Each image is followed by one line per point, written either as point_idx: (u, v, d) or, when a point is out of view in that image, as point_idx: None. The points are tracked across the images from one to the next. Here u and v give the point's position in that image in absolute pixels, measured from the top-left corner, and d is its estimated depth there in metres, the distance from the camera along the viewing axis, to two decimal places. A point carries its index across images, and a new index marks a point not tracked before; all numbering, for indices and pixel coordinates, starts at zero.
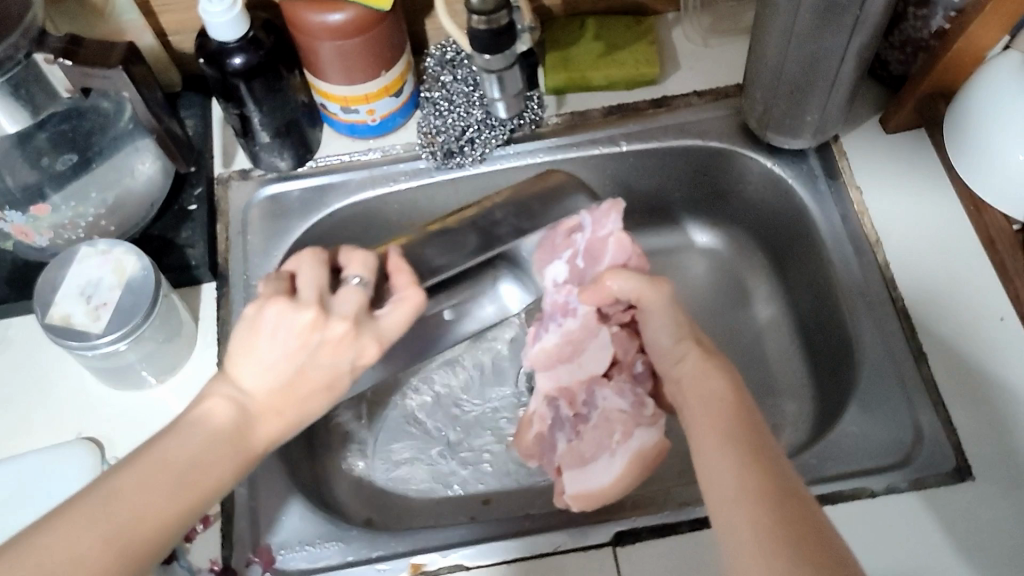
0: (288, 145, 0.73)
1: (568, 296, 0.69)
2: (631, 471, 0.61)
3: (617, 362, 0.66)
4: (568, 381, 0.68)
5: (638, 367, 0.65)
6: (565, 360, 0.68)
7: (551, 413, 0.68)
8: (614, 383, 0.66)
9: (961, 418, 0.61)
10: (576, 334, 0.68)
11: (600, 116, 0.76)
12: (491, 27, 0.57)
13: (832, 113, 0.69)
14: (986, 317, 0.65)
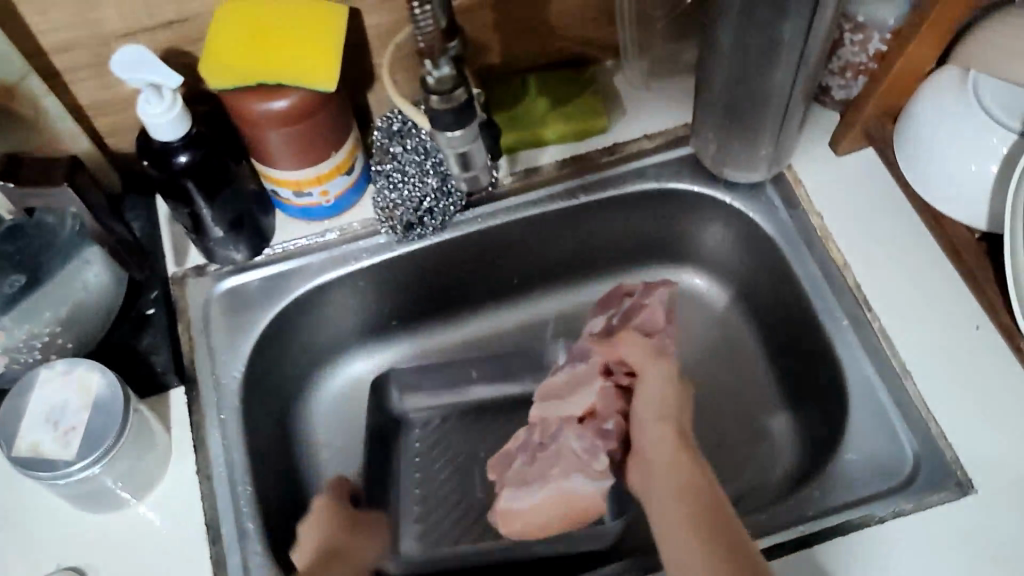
0: (242, 237, 0.71)
1: (585, 344, 0.71)
2: (553, 508, 0.64)
3: (594, 413, 0.67)
4: (549, 412, 0.69)
5: (609, 425, 0.66)
6: (559, 395, 0.69)
7: (522, 434, 0.69)
8: (584, 428, 0.66)
9: (956, 432, 0.61)
10: (579, 374, 0.69)
11: (554, 170, 0.75)
12: None
13: (784, 144, 0.70)
14: (963, 328, 0.65)
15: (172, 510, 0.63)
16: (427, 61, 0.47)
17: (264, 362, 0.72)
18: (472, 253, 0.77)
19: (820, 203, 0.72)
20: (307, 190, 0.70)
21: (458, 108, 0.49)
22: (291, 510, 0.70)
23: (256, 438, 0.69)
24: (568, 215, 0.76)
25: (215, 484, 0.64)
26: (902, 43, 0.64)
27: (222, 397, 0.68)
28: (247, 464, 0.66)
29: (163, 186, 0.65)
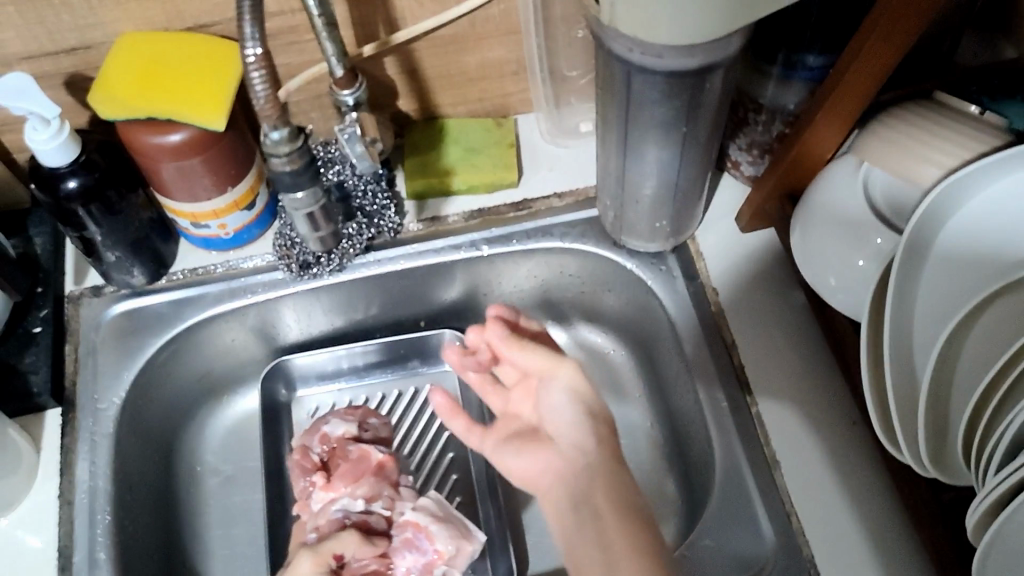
0: (138, 261, 0.71)
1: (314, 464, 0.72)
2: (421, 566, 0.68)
3: (319, 521, 0.69)
4: (332, 521, 0.69)
5: (344, 514, 0.70)
6: (321, 506, 0.70)
7: (342, 516, 0.70)
8: (329, 519, 0.69)
9: (815, 528, 0.61)
10: (324, 491, 0.71)
11: (460, 220, 0.76)
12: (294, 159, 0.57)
13: (682, 216, 0.69)
14: (839, 420, 0.64)
15: (33, 532, 0.64)
16: (267, 124, 0.54)
17: (149, 387, 0.72)
18: (375, 294, 0.78)
19: (717, 279, 0.71)
20: (205, 222, 0.70)
21: (295, 170, 0.57)
22: (160, 541, 0.70)
23: (127, 464, 0.69)
24: (471, 265, 0.77)
25: (75, 510, 0.64)
26: (803, 126, 0.63)
27: (97, 422, 0.68)
28: (111, 493, 0.66)
29: (52, 211, 0.65)
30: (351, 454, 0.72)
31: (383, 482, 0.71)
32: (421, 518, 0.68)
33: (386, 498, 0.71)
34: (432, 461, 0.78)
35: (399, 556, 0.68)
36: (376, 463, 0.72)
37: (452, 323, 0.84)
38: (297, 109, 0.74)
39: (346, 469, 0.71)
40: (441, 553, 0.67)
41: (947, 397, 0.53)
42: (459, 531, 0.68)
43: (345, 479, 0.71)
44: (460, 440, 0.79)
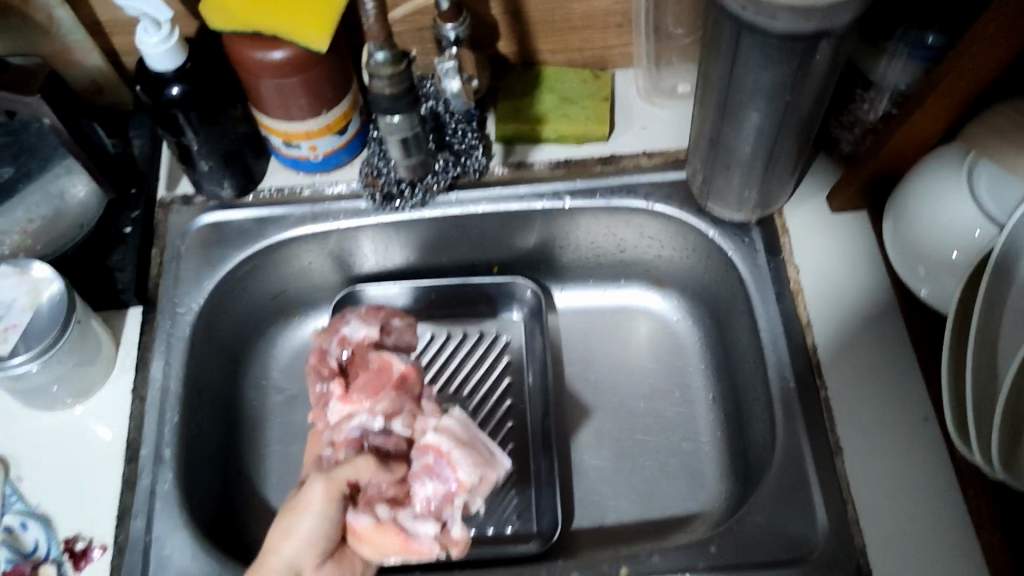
0: (229, 175, 0.72)
1: (329, 371, 0.70)
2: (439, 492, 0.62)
3: (330, 440, 0.65)
4: (342, 437, 0.65)
5: (354, 432, 0.65)
6: (331, 424, 0.67)
7: (354, 433, 0.65)
8: (339, 443, 0.65)
9: (871, 518, 0.59)
10: (342, 401, 0.67)
11: (545, 169, 0.76)
12: (391, 90, 0.56)
13: (772, 188, 0.68)
14: (911, 415, 0.62)
15: (105, 421, 0.66)
16: (372, 43, 0.54)
17: (226, 299, 0.74)
18: (454, 233, 0.78)
19: (801, 257, 0.70)
20: (297, 143, 0.71)
21: (395, 94, 0.57)
22: (219, 447, 0.72)
23: (199, 369, 0.70)
24: (552, 216, 0.76)
25: (146, 407, 0.66)
26: (911, 108, 0.61)
27: (175, 325, 0.70)
28: (180, 394, 0.67)
29: (154, 114, 0.66)
30: (371, 364, 0.70)
31: (405, 396, 0.68)
32: (443, 442, 0.64)
33: (407, 414, 0.67)
34: (490, 406, 0.79)
35: (418, 482, 0.62)
36: (398, 375, 0.69)
37: (525, 274, 0.84)
38: (398, 41, 0.75)
39: (365, 378, 0.69)
40: (462, 481, 0.62)
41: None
42: (483, 459, 0.64)
43: (365, 390, 0.68)
44: (519, 389, 0.80)
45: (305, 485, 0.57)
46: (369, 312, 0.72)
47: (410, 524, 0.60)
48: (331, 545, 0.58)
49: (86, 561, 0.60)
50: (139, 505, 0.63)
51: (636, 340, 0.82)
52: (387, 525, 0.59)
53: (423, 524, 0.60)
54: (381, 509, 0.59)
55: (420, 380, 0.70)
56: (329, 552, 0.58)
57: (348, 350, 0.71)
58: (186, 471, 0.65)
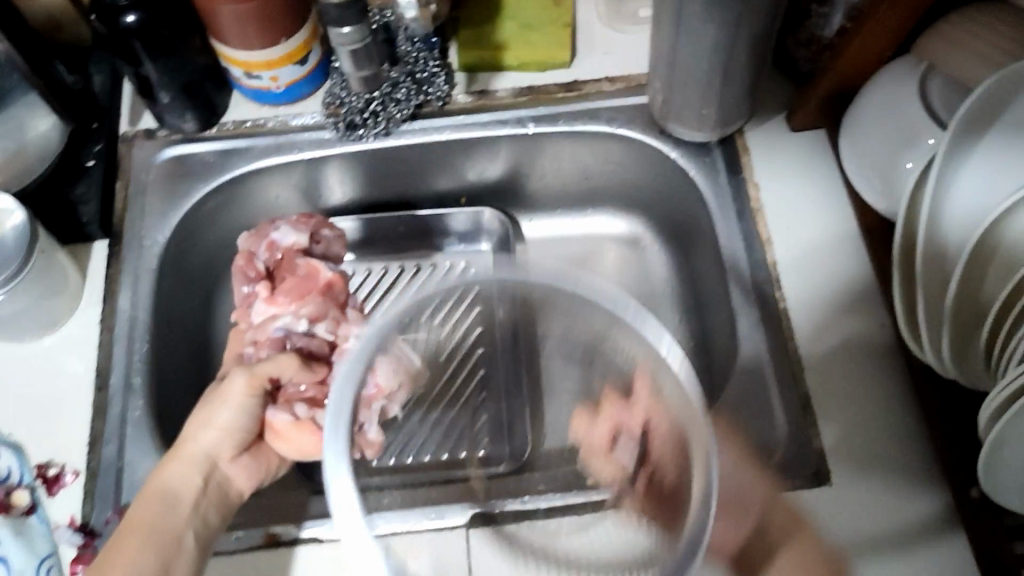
0: (191, 107, 0.72)
1: (255, 275, 0.71)
2: None
3: (256, 339, 0.69)
4: (268, 336, 0.69)
5: (276, 331, 0.69)
6: (252, 323, 0.71)
7: (279, 332, 0.69)
8: (262, 342, 0.69)
9: (829, 423, 0.61)
10: (264, 301, 0.70)
11: (509, 96, 0.76)
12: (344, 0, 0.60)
13: (730, 107, 0.69)
14: (867, 324, 0.64)
15: (74, 351, 0.67)
16: None
17: (195, 231, 0.75)
18: (419, 162, 0.78)
19: (760, 176, 0.71)
20: (258, 73, 0.71)
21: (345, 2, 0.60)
22: (190, 378, 0.73)
23: (167, 301, 0.71)
24: (516, 142, 0.76)
25: (115, 336, 0.67)
26: (863, 20, 0.61)
27: (141, 257, 0.70)
28: (149, 324, 0.68)
29: (110, 43, 0.66)
30: (299, 270, 0.72)
31: (329, 301, 0.71)
32: (364, 347, 0.68)
33: (331, 319, 0.71)
34: (459, 335, 0.80)
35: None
36: (324, 283, 0.72)
37: (492, 204, 0.85)
38: None
39: (292, 284, 0.71)
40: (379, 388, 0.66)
41: (976, 294, 0.54)
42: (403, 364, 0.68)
43: (290, 294, 0.71)
44: (489, 319, 0.80)
45: (226, 379, 0.63)
46: (303, 219, 0.74)
47: (326, 423, 0.64)
48: (247, 437, 0.63)
49: (58, 486, 0.61)
50: (111, 431, 0.63)
51: (604, 267, 0.83)
52: (303, 423, 0.63)
53: None
54: (298, 407, 0.64)
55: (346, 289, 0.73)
56: (246, 445, 0.64)
57: (277, 254, 0.72)
58: (156, 398, 0.66)
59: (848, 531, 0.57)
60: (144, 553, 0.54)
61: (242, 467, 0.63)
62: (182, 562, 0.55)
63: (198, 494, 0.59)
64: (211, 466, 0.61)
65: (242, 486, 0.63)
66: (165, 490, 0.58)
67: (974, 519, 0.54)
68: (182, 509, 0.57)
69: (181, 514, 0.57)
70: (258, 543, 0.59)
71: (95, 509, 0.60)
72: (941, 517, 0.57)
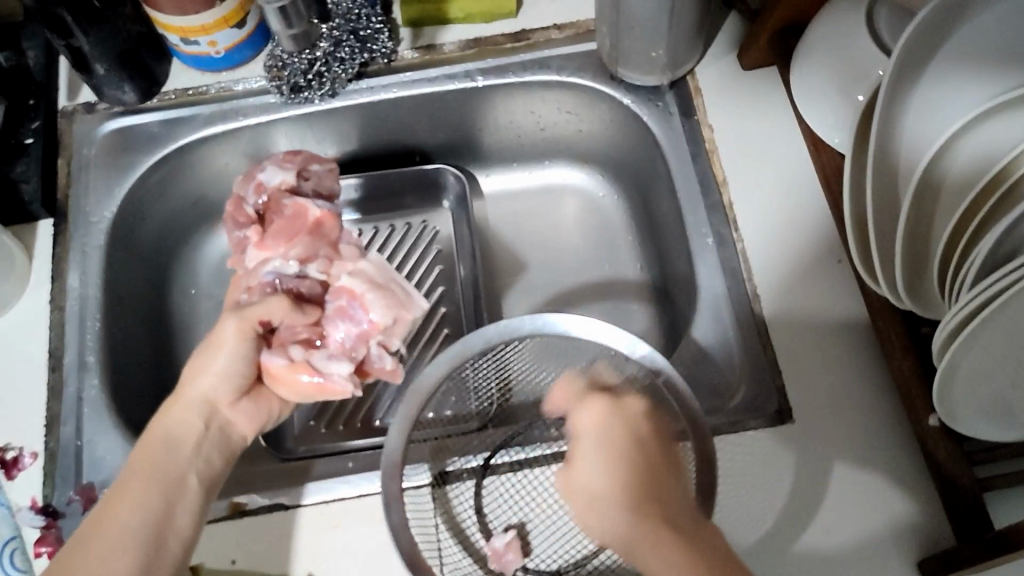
0: (128, 78, 0.70)
1: (242, 230, 0.68)
2: (354, 334, 0.64)
3: (247, 286, 0.66)
4: (261, 280, 0.65)
5: (266, 275, 0.65)
6: (243, 271, 0.67)
7: (268, 278, 0.65)
8: (255, 288, 0.65)
9: (789, 361, 0.61)
10: (255, 242, 0.67)
11: (456, 50, 0.74)
12: None
13: (679, 49, 0.68)
14: (824, 260, 0.64)
15: (25, 333, 0.66)
16: None
17: (143, 206, 0.73)
18: (370, 122, 0.77)
19: (714, 116, 0.70)
20: (195, 39, 0.69)
21: None
22: (149, 353, 0.72)
23: (118, 277, 0.70)
24: (466, 97, 0.75)
25: (66, 316, 0.66)
26: None
27: (88, 234, 0.69)
28: (101, 301, 0.67)
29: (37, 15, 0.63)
30: (287, 210, 0.67)
31: (321, 241, 0.67)
32: (356, 285, 0.66)
33: (323, 258, 0.67)
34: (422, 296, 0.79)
35: (332, 325, 0.65)
36: (313, 221, 0.67)
37: (448, 161, 0.83)
38: None
39: (279, 226, 0.67)
40: (376, 321, 0.64)
41: (928, 224, 0.53)
42: (397, 301, 0.66)
43: (278, 237, 0.67)
44: (452, 278, 0.80)
45: (218, 325, 0.60)
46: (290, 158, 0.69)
47: (322, 363, 0.62)
48: (244, 381, 0.62)
49: (18, 468, 0.61)
50: (68, 411, 0.62)
51: (565, 218, 0.82)
52: (300, 366, 0.61)
53: (336, 363, 0.62)
54: (292, 347, 0.62)
55: (337, 225, 0.69)
56: (246, 390, 0.62)
57: (264, 196, 0.68)
58: (112, 376, 0.65)
59: (810, 465, 0.57)
60: (148, 489, 0.53)
61: (244, 410, 0.62)
62: (188, 501, 0.54)
63: (201, 437, 0.58)
64: (211, 413, 0.60)
65: (245, 429, 0.62)
66: (168, 433, 0.57)
67: (934, 447, 0.54)
68: (185, 451, 0.56)
69: (184, 456, 0.56)
70: (223, 513, 0.59)
71: (56, 490, 0.60)
72: (903, 449, 0.57)
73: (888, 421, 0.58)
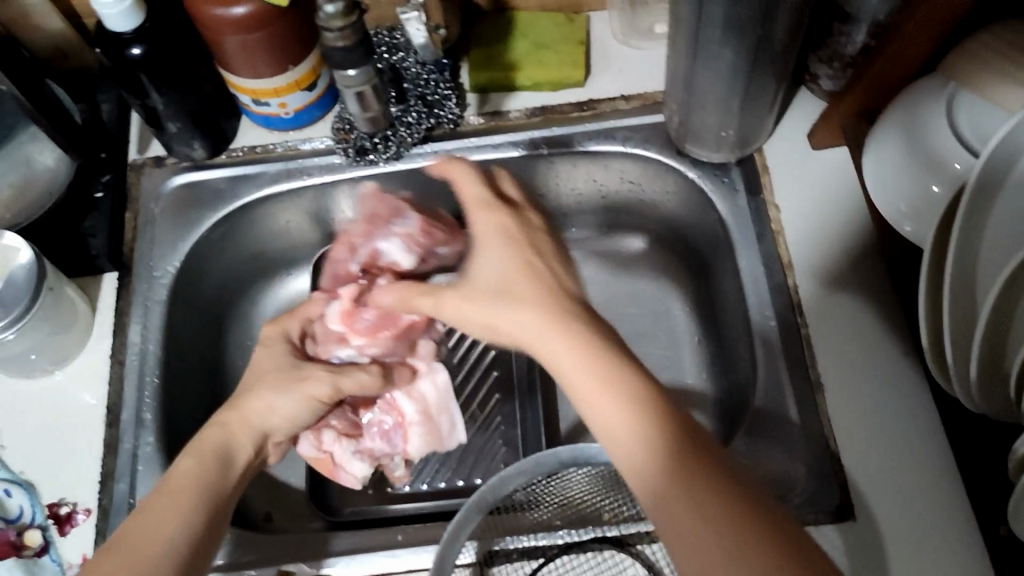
0: (199, 136, 0.72)
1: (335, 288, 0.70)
2: (382, 447, 0.70)
3: (313, 337, 0.68)
4: (329, 336, 0.69)
5: (344, 348, 0.69)
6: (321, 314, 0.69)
7: (342, 352, 0.69)
8: (324, 348, 0.68)
9: (852, 456, 0.59)
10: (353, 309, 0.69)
11: (522, 117, 0.74)
12: (345, 44, 0.56)
13: (749, 128, 0.67)
14: (892, 352, 0.62)
15: (87, 385, 0.66)
16: None
17: (204, 260, 0.74)
18: (433, 185, 0.77)
19: (781, 196, 0.69)
20: (266, 100, 0.70)
21: (348, 46, 0.56)
22: (203, 408, 0.72)
23: (178, 332, 0.70)
24: (529, 164, 0.75)
25: (126, 371, 0.66)
26: (891, 39, 0.60)
27: (152, 288, 0.70)
28: (160, 357, 0.67)
29: (118, 77, 0.65)
30: (386, 304, 0.70)
31: (401, 343, 0.71)
32: (411, 414, 0.70)
33: (396, 360, 0.71)
34: (474, 357, 0.78)
35: (370, 433, 0.69)
36: (405, 325, 0.70)
37: None
38: None
39: (378, 315, 0.70)
40: (408, 453, 0.71)
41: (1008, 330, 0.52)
42: (435, 439, 0.71)
43: (373, 325, 0.70)
44: None
45: (309, 375, 0.60)
46: (375, 228, 0.74)
47: (345, 461, 0.68)
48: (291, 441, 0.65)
49: (70, 525, 0.61)
50: (123, 468, 0.63)
51: (622, 286, 0.81)
52: (322, 460, 0.67)
53: (356, 465, 0.68)
54: (327, 434, 0.67)
55: (422, 329, 0.72)
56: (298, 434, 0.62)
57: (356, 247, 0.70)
58: (167, 433, 0.65)
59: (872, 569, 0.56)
60: (188, 500, 0.51)
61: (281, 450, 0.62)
62: (221, 524, 0.52)
63: (247, 466, 0.56)
64: (263, 446, 0.58)
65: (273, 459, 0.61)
66: (221, 450, 0.55)
67: None
68: (231, 472, 0.55)
69: (230, 479, 0.54)
70: None
71: None
72: (970, 557, 0.55)
73: (954, 528, 0.56)
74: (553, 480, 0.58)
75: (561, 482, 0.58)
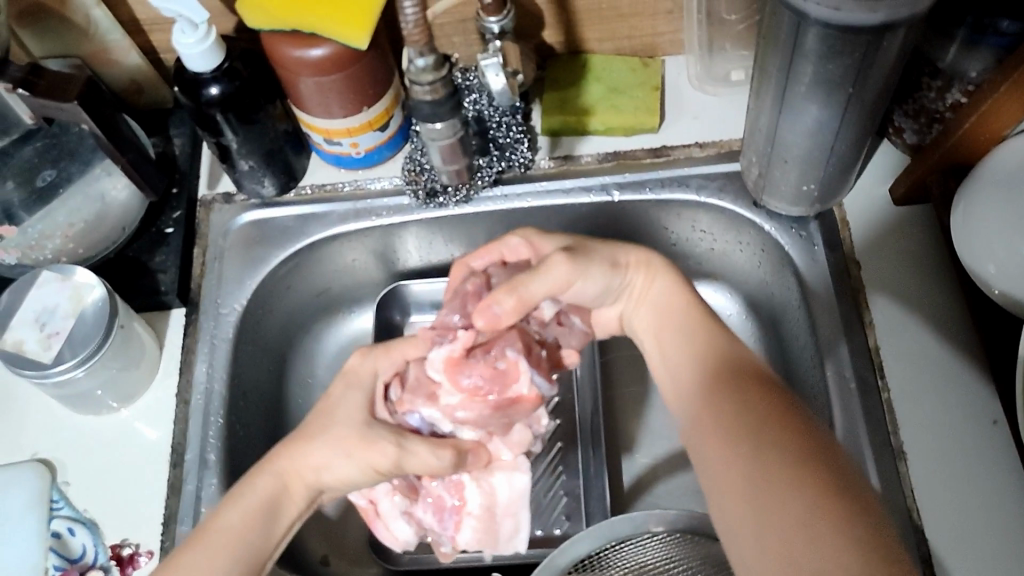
0: (271, 173, 0.71)
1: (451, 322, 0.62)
2: (434, 523, 0.62)
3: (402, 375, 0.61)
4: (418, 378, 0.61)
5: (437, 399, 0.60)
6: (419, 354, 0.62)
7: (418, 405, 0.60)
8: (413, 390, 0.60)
9: (935, 529, 0.57)
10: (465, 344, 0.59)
11: (593, 162, 0.73)
12: (433, 96, 0.57)
13: (832, 182, 0.65)
14: (977, 419, 0.60)
15: (151, 423, 0.66)
16: (412, 49, 0.55)
17: (270, 298, 0.73)
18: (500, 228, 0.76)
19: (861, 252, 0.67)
20: (338, 139, 0.70)
21: (436, 100, 0.57)
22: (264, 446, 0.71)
23: (244, 370, 0.70)
24: (599, 210, 0.74)
25: (190, 410, 0.66)
26: (982, 98, 0.58)
27: (218, 325, 0.69)
28: (225, 397, 0.67)
29: (194, 114, 0.65)
30: (499, 363, 0.60)
31: (498, 417, 0.61)
32: (474, 504, 0.61)
33: (488, 430, 0.61)
34: None
35: (423, 506, 0.62)
36: (512, 396, 0.60)
37: None
38: (439, 32, 0.73)
39: (486, 373, 0.59)
40: (457, 541, 0.63)
41: None
42: (489, 536, 0.63)
43: (474, 383, 0.59)
44: (567, 383, 0.77)
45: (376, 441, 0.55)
46: (510, 273, 0.62)
47: (393, 524, 0.63)
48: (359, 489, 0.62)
49: (132, 567, 0.60)
50: (185, 509, 0.62)
51: None
52: (367, 508, 0.63)
53: (400, 531, 0.63)
54: (380, 486, 0.62)
55: (528, 410, 0.61)
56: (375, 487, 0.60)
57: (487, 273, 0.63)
58: (231, 475, 0.65)
59: None
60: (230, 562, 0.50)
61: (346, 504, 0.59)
62: None
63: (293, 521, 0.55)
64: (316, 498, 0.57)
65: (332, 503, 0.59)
66: (268, 501, 0.54)
67: None
68: (275, 530, 0.54)
69: (273, 537, 0.53)
70: None
71: None
72: None
73: None
74: (624, 546, 0.56)
75: (633, 548, 0.56)
